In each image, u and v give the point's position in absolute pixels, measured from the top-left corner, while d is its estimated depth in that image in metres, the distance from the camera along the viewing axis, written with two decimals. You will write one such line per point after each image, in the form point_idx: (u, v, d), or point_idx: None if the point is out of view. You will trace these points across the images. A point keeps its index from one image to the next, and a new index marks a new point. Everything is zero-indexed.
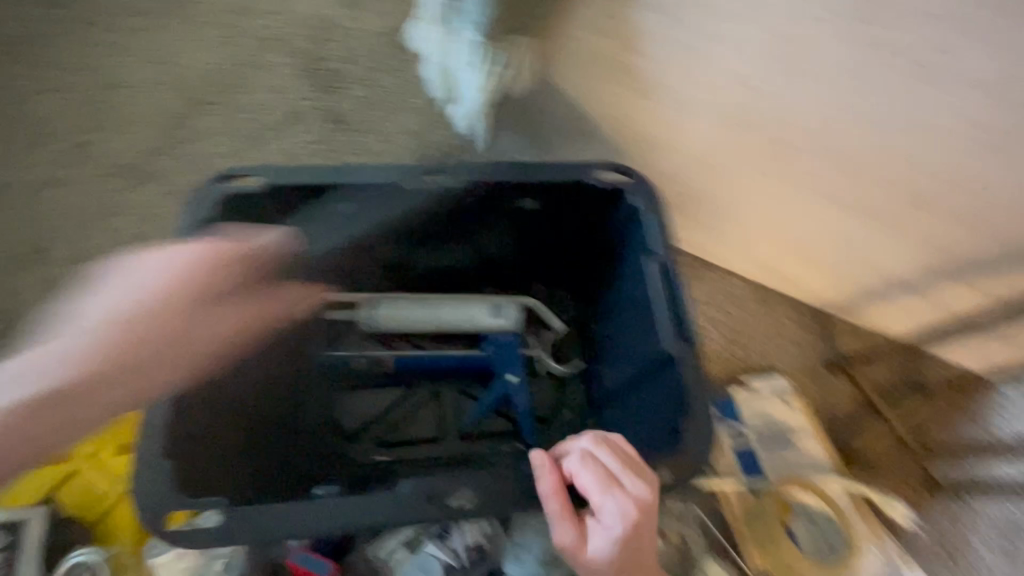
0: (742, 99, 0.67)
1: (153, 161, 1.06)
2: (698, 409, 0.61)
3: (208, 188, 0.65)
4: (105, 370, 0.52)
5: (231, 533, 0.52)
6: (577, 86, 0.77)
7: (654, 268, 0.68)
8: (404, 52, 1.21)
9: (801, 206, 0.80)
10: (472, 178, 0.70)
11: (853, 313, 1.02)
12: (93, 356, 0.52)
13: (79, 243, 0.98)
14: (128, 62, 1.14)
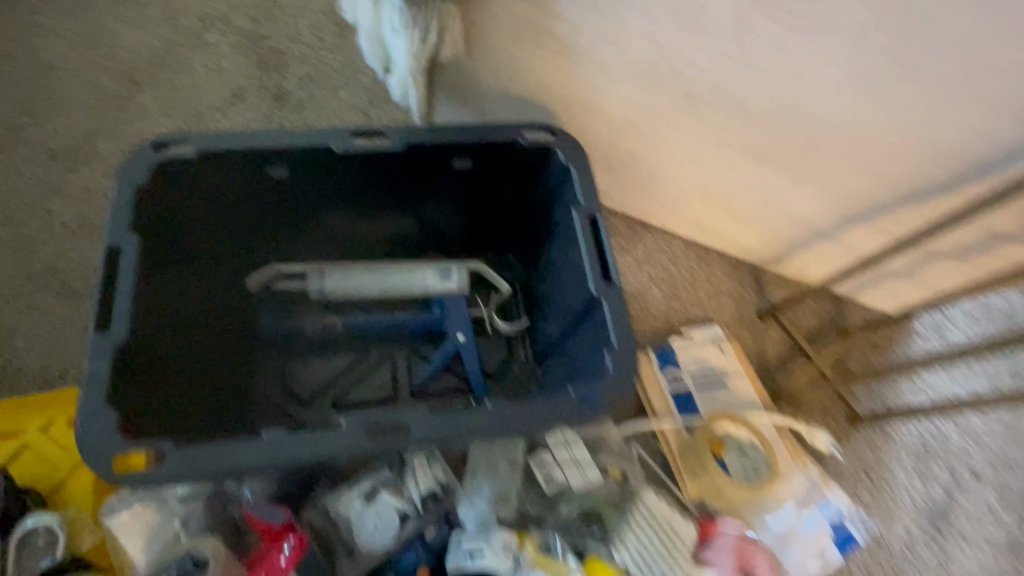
0: (653, 56, 0.72)
1: (91, 143, 1.05)
2: (619, 340, 0.67)
3: (142, 154, 0.66)
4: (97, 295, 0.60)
5: (183, 471, 0.55)
6: (505, 52, 0.80)
7: (581, 217, 0.72)
8: (346, 31, 1.23)
9: (720, 160, 0.86)
10: (406, 138, 0.73)
11: (780, 264, 1.10)
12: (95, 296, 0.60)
13: (19, 227, 0.97)
14: (61, 45, 1.12)
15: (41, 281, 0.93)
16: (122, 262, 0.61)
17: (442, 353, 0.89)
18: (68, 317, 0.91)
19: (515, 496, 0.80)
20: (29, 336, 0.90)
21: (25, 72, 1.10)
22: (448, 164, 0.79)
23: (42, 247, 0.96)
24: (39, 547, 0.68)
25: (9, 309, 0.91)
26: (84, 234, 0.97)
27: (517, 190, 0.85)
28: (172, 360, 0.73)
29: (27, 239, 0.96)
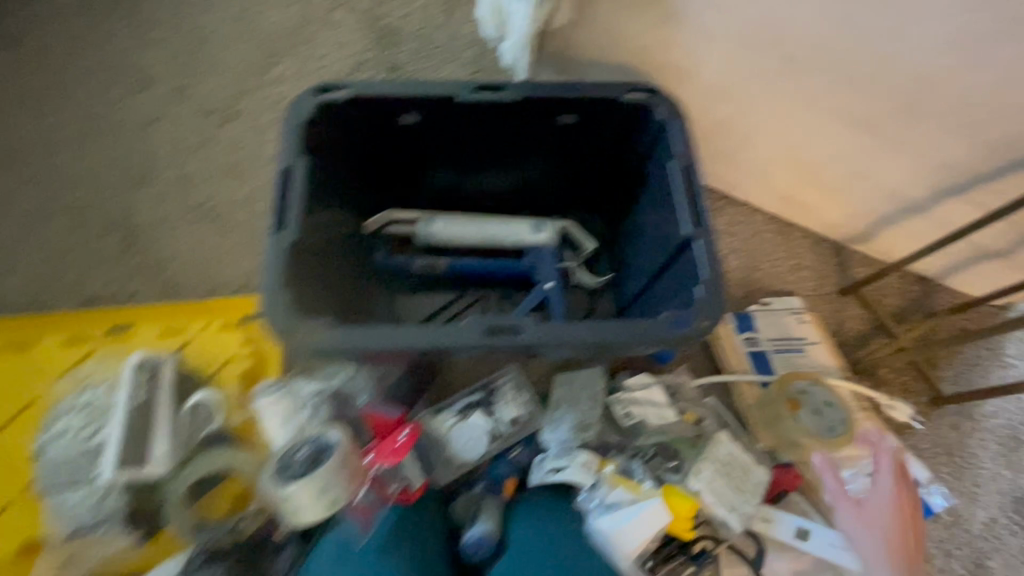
0: (758, 20, 0.77)
1: (239, 102, 1.23)
2: (710, 273, 0.72)
3: (307, 96, 0.79)
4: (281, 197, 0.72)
5: (336, 346, 0.67)
6: (612, 21, 0.88)
7: (677, 166, 0.78)
8: (453, 11, 1.35)
9: (814, 127, 0.90)
10: (524, 91, 0.82)
11: (866, 242, 1.10)
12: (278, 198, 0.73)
13: (182, 169, 1.14)
14: (215, 20, 1.31)
15: (198, 215, 1.10)
16: (294, 178, 0.73)
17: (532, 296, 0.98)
18: (218, 245, 1.07)
19: (596, 426, 0.87)
20: (188, 257, 1.06)
21: (187, 41, 1.28)
22: (558, 117, 0.87)
23: (199, 186, 1.13)
24: (202, 416, 0.83)
25: (172, 235, 1.08)
26: (232, 178, 1.14)
27: (613, 148, 0.92)
28: (334, 266, 0.87)
29: (188, 179, 1.13)
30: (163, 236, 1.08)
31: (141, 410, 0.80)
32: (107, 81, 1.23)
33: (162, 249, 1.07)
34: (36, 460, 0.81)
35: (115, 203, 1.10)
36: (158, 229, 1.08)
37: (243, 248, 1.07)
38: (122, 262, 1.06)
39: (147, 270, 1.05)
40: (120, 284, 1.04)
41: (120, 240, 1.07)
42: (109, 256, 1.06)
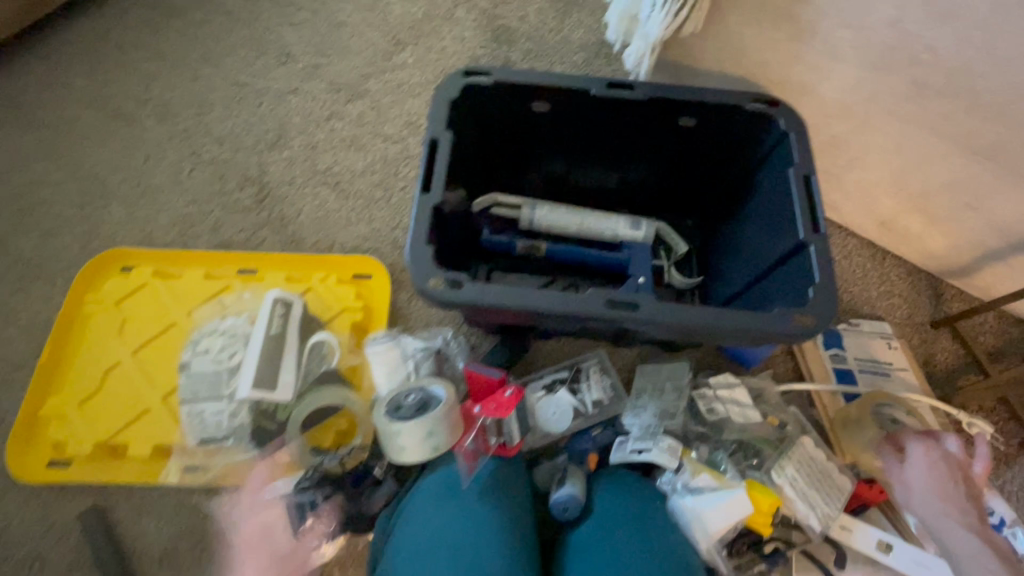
0: (891, 42, 0.79)
1: (365, 82, 1.34)
2: (822, 278, 0.74)
3: (454, 78, 0.86)
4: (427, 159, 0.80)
5: (465, 300, 0.71)
6: (739, 33, 0.92)
7: (795, 175, 0.81)
8: (566, 18, 1.42)
9: (930, 152, 0.91)
10: (651, 91, 0.87)
11: (965, 276, 1.09)
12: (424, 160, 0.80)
13: (310, 137, 1.26)
14: (350, 9, 1.43)
15: (322, 179, 1.21)
16: (439, 147, 0.81)
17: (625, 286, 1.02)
18: (337, 208, 1.17)
19: (680, 416, 0.90)
20: (309, 216, 1.17)
21: (324, 25, 1.41)
22: (679, 117, 0.91)
23: (324, 154, 1.24)
24: (320, 352, 0.93)
25: (298, 195, 1.19)
26: (354, 149, 1.25)
27: (724, 154, 0.96)
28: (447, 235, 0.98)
29: (315, 147, 1.25)
30: (290, 195, 1.19)
31: (275, 338, 0.90)
32: (253, 54, 1.37)
33: (288, 206, 1.18)
34: (185, 373, 0.92)
35: (252, 162, 1.23)
36: (287, 187, 1.20)
37: (358, 213, 1.17)
38: (253, 214, 1.17)
39: (273, 223, 1.16)
40: (249, 233, 1.16)
41: (255, 193, 1.19)
42: (242, 207, 1.18)
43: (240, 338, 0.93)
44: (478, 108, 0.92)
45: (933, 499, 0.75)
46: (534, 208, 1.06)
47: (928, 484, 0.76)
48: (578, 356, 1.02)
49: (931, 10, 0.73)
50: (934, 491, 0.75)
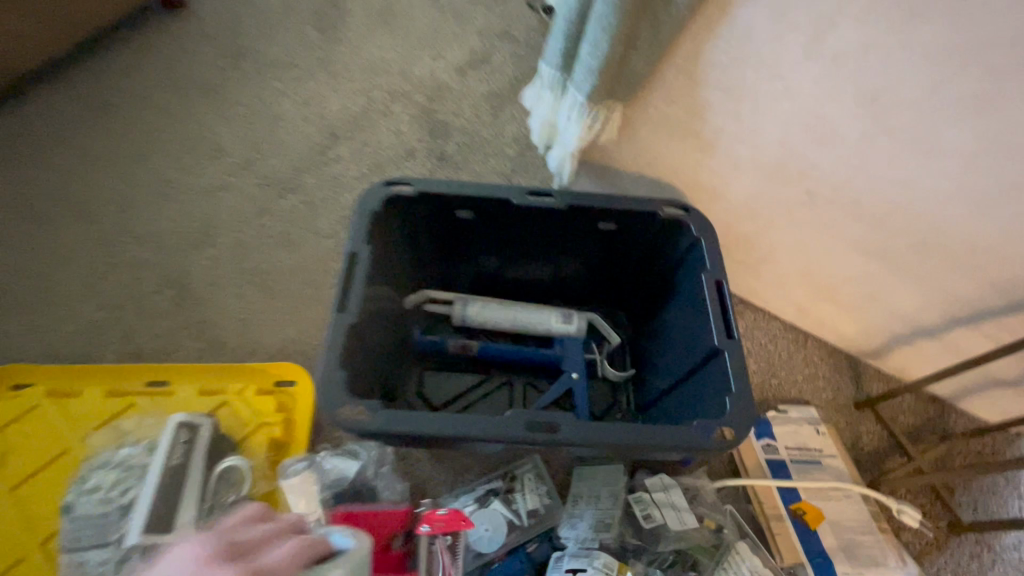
0: (783, 157, 0.85)
1: (300, 176, 1.34)
2: (738, 387, 0.75)
3: (377, 188, 0.87)
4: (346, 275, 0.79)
5: (379, 429, 0.68)
6: (651, 142, 0.97)
7: (708, 281, 0.85)
8: (500, 112, 1.49)
9: (831, 250, 0.96)
10: (569, 200, 0.90)
11: (880, 358, 1.14)
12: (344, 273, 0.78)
13: (238, 234, 1.23)
14: (287, 104, 1.45)
15: (248, 278, 1.17)
16: (358, 262, 0.79)
17: (557, 384, 1.01)
18: (263, 309, 1.13)
19: (615, 526, 0.88)
20: (232, 319, 1.12)
21: (260, 119, 1.42)
22: (599, 222, 0.94)
23: (252, 252, 1.21)
24: (230, 482, 0.85)
25: (221, 296, 1.15)
26: (285, 245, 1.22)
27: (644, 254, 0.99)
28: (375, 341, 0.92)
29: (242, 244, 1.22)
30: (212, 296, 1.15)
31: (176, 471, 0.80)
32: (183, 149, 1.35)
33: (210, 309, 1.13)
34: (63, 519, 0.80)
35: (173, 262, 1.18)
36: (210, 288, 1.15)
37: (286, 314, 1.13)
38: (170, 318, 1.11)
39: (193, 328, 1.10)
40: (164, 339, 1.09)
41: (175, 295, 1.14)
42: (158, 312, 1.12)
43: (134, 471, 0.83)
44: (403, 214, 0.92)
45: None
46: (466, 305, 1.04)
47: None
48: (514, 460, 0.99)
49: (812, 133, 0.80)
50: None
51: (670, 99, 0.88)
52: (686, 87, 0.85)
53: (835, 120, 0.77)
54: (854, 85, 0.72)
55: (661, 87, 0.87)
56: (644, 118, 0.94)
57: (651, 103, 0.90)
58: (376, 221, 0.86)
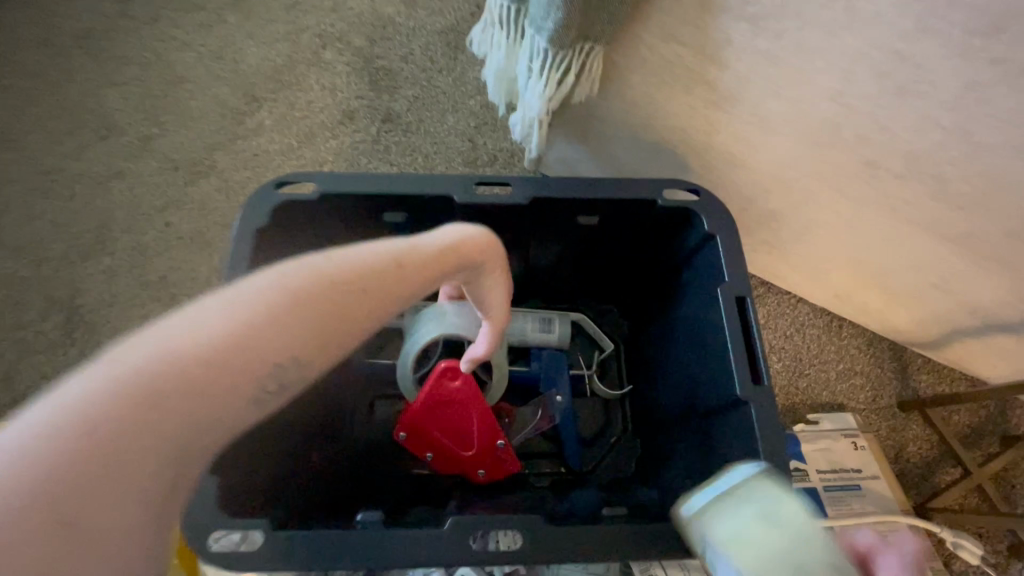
0: (835, 118, 0.59)
1: (212, 156, 1.08)
2: (768, 458, 0.55)
3: (263, 194, 0.63)
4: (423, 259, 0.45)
5: (271, 569, 0.48)
6: (645, 96, 0.70)
7: (725, 298, 0.62)
8: (459, 53, 1.18)
9: (888, 234, 0.72)
10: (532, 192, 0.66)
11: (935, 349, 0.93)
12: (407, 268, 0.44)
13: (139, 237, 1.01)
14: (192, 58, 1.16)
15: (153, 294, 0.97)
16: None
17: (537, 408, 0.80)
18: None
19: None
20: None
21: (158, 82, 1.14)
22: (577, 215, 0.70)
23: (157, 259, 0.99)
24: None
25: (121, 320, 0.95)
26: (197, 249, 1.00)
27: (640, 251, 0.76)
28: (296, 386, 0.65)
29: (144, 250, 1.00)
30: (110, 320, 0.95)
31: None
32: (64, 129, 1.09)
33: (108, 337, 0.94)
34: None
35: (62, 279, 0.98)
36: (107, 310, 0.96)
37: None
38: (61, 353, 0.93)
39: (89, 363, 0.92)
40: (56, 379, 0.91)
41: (64, 322, 0.95)
42: (46, 343, 0.94)
43: None
44: (307, 220, 0.66)
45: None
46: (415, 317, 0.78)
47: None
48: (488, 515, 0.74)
49: (884, 82, 0.53)
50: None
51: (670, 36, 0.61)
52: (694, 17, 0.57)
53: (923, 62, 0.50)
54: (964, 5, 0.45)
55: (657, 19, 0.60)
56: (635, 65, 0.66)
57: (643, 43, 0.63)
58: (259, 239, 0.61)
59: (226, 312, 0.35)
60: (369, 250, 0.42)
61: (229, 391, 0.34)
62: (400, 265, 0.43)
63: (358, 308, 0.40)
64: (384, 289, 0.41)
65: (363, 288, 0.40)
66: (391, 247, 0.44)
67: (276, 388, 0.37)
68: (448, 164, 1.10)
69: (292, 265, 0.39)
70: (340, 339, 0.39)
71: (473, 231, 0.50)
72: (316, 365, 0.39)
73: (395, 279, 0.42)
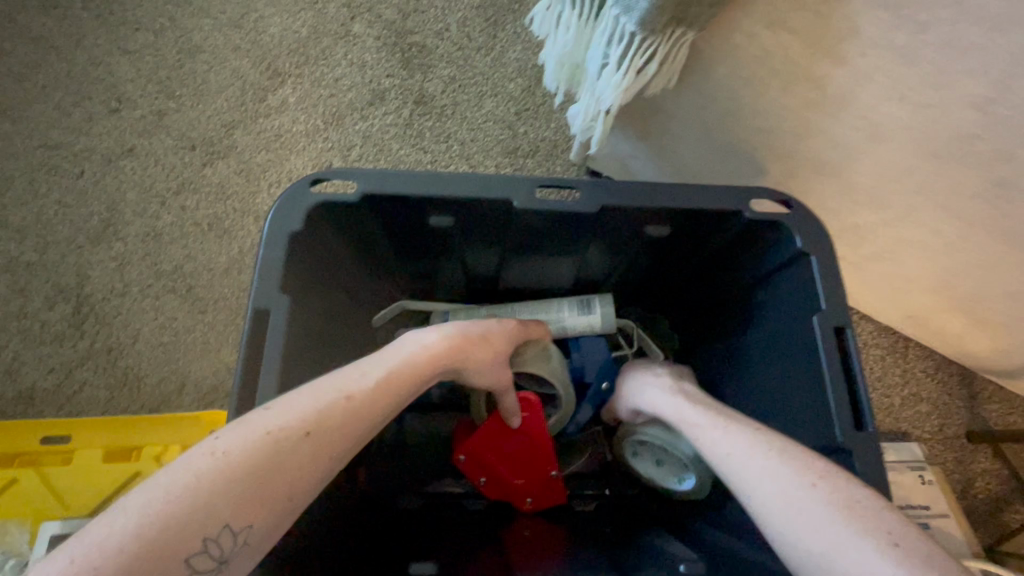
0: (971, 126, 0.51)
1: (229, 136, 1.00)
2: None
3: (296, 192, 0.55)
4: (411, 372, 0.47)
5: None
6: (732, 92, 0.61)
7: (823, 328, 0.54)
8: (498, 30, 1.08)
9: (996, 259, 0.64)
10: (602, 200, 0.58)
11: (1012, 378, 0.85)
12: (395, 382, 0.46)
13: (152, 221, 0.94)
14: (208, 26, 1.06)
15: (168, 284, 0.90)
16: (268, 328, 0.50)
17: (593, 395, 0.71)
18: (189, 328, 0.88)
19: None
20: (149, 343, 0.87)
21: (172, 51, 1.04)
22: (649, 225, 0.62)
23: (171, 246, 0.92)
24: None
25: (134, 312, 0.89)
26: (215, 236, 0.93)
27: (710, 266, 0.68)
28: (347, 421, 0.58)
29: (157, 236, 0.93)
30: (121, 311, 0.88)
31: None
32: (71, 100, 1.00)
33: (119, 330, 0.87)
34: None
35: (69, 265, 0.91)
36: (117, 300, 0.89)
37: (220, 334, 0.87)
38: (69, 346, 0.87)
39: (99, 359, 0.86)
40: (63, 375, 0.85)
41: (72, 312, 0.88)
42: (53, 335, 0.87)
43: None
44: (344, 221, 0.58)
45: (789, 507, 0.41)
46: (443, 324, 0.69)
47: (770, 505, 0.42)
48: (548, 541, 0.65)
49: None
50: (816, 517, 0.39)
51: (777, 24, 0.52)
52: (815, 1, 0.49)
53: None
54: None
55: (765, 2, 0.51)
56: (727, 55, 0.57)
57: (743, 30, 0.54)
58: (293, 244, 0.54)
59: (231, 442, 0.38)
60: (321, 387, 0.43)
61: (173, 565, 0.34)
62: (353, 395, 0.43)
63: (306, 451, 0.39)
64: (338, 423, 0.41)
65: (314, 431, 0.40)
66: (342, 379, 0.44)
67: (223, 559, 0.36)
68: (484, 153, 1.01)
69: (294, 394, 0.42)
70: (292, 489, 0.39)
71: (436, 337, 0.50)
72: (268, 524, 0.38)
73: (355, 409, 0.42)
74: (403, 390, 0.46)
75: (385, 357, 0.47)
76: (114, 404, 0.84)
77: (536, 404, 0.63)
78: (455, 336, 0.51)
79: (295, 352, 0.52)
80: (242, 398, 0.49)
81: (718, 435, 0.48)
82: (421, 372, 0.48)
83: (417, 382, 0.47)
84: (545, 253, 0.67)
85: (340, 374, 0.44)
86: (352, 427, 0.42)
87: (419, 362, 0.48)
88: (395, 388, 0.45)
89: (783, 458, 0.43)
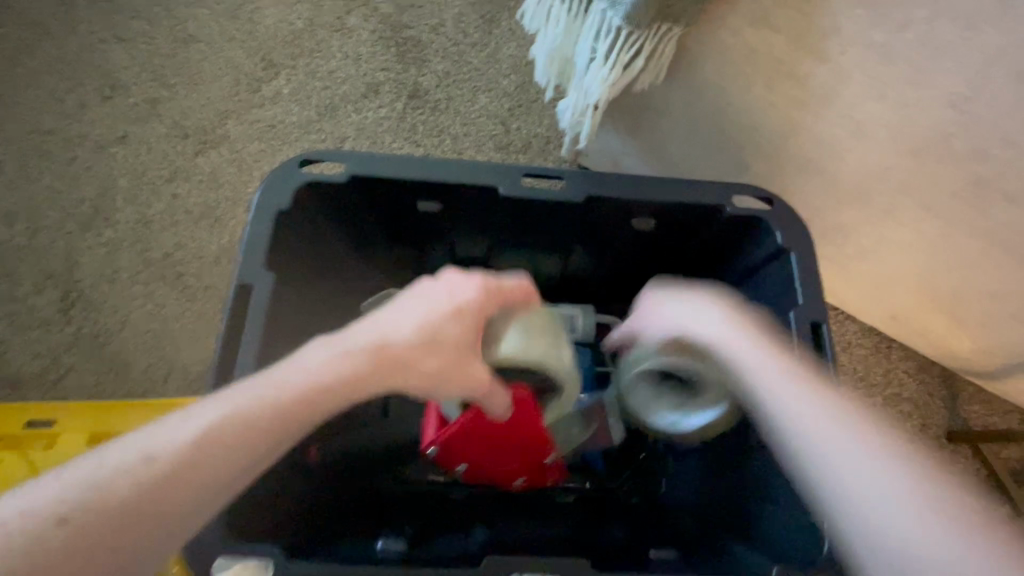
0: (949, 125, 0.52)
1: (222, 125, 1.00)
2: None
3: (284, 173, 0.56)
4: (287, 405, 0.39)
5: None
6: (719, 89, 0.62)
7: (800, 323, 0.55)
8: (494, 26, 1.09)
9: (975, 257, 0.64)
10: (587, 190, 0.59)
11: (992, 379, 0.86)
12: (264, 418, 0.38)
13: (143, 209, 0.94)
14: (203, 16, 1.06)
15: (158, 272, 0.90)
16: (251, 307, 0.51)
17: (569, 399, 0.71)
18: (178, 315, 0.88)
19: None
20: (136, 330, 0.87)
21: (167, 40, 1.04)
22: (634, 218, 0.62)
23: (162, 234, 0.92)
24: None
25: (122, 298, 0.89)
26: (205, 226, 0.93)
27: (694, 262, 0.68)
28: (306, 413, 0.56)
29: (148, 224, 0.93)
30: (110, 297, 0.89)
31: None
32: (64, 86, 1.00)
33: (107, 316, 0.88)
34: None
35: (58, 250, 0.91)
36: (106, 286, 0.89)
37: (209, 321, 0.88)
38: (56, 331, 0.87)
39: (86, 344, 0.86)
40: (50, 359, 0.85)
41: (60, 297, 0.88)
42: (41, 319, 0.87)
43: None
44: (331, 204, 0.59)
45: (846, 451, 0.40)
46: None
47: (829, 448, 0.40)
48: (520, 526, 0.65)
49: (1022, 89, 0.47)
50: (880, 466, 0.39)
51: (761, 21, 0.54)
52: None
53: None
54: None
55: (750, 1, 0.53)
56: (713, 52, 0.59)
57: (729, 27, 0.55)
58: (278, 226, 0.54)
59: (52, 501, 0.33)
60: (168, 429, 0.37)
61: None
62: (167, 452, 0.35)
63: (134, 509, 0.34)
64: (189, 485, 0.35)
65: (144, 487, 0.34)
66: (199, 418, 0.37)
67: None
68: (477, 148, 1.02)
69: (138, 441, 0.36)
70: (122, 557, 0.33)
71: (324, 357, 0.41)
72: None
73: (205, 460, 0.36)
74: (276, 430, 0.38)
75: (254, 388, 0.39)
76: (101, 390, 0.84)
77: (528, 402, 0.56)
78: (357, 356, 0.42)
79: (275, 335, 0.53)
80: (223, 379, 0.49)
81: (774, 372, 0.45)
82: (302, 405, 0.39)
83: (295, 418, 0.39)
84: (530, 245, 0.67)
85: (201, 411, 0.38)
86: (198, 479, 0.36)
87: (297, 394, 0.40)
88: (260, 427, 0.38)
89: (838, 402, 0.42)
